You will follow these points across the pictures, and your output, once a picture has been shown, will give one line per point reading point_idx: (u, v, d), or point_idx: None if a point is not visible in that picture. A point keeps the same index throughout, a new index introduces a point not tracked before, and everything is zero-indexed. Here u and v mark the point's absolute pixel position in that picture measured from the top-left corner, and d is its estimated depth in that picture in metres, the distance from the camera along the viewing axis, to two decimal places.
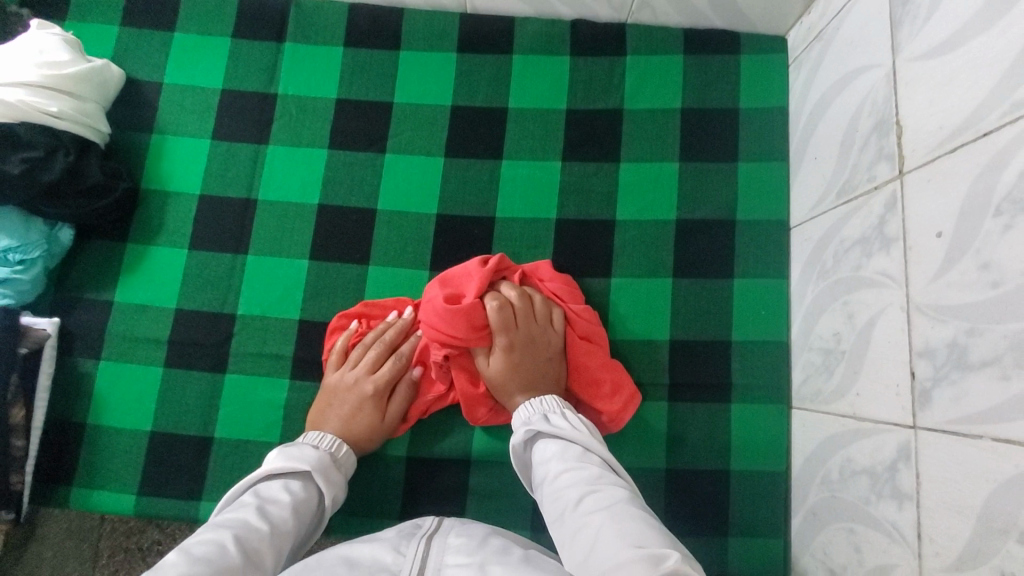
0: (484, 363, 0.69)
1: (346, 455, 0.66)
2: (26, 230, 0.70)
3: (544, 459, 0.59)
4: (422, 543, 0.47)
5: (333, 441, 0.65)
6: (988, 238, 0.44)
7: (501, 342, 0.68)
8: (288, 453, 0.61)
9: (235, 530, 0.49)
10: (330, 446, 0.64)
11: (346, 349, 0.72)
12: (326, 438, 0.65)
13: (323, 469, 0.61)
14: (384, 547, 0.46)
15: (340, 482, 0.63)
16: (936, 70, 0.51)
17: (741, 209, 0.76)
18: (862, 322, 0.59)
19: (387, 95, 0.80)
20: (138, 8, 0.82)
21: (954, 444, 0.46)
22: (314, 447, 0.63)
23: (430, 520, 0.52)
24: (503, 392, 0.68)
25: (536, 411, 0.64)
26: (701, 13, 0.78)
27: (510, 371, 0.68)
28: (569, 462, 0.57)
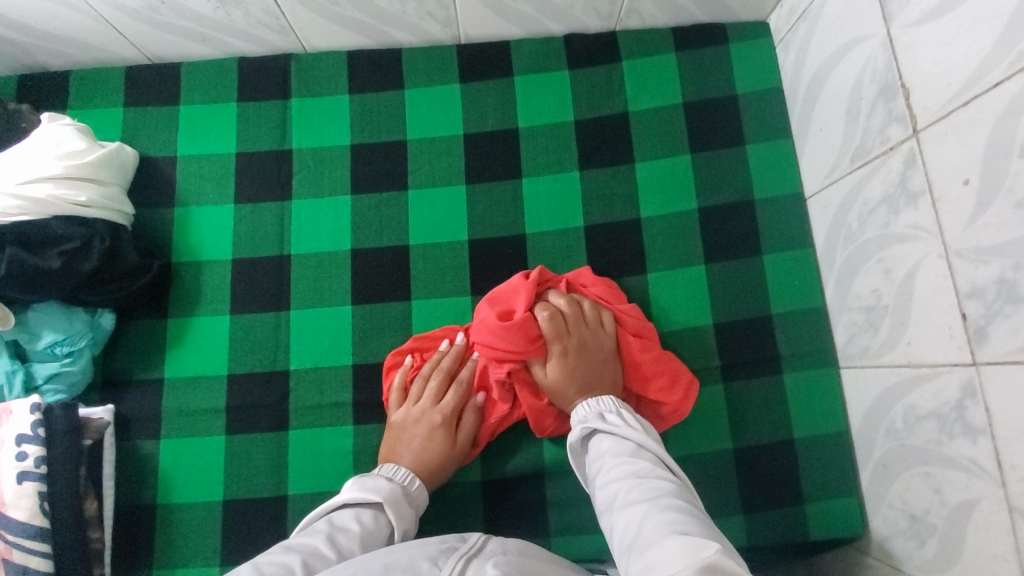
0: (543, 373, 0.70)
1: (420, 488, 0.66)
2: (69, 321, 0.70)
3: (598, 454, 0.61)
4: (460, 560, 0.47)
5: (404, 473, 0.66)
6: (1017, 178, 0.48)
7: (556, 349, 0.69)
8: (363, 484, 0.62)
9: (303, 555, 0.51)
10: (402, 475, 0.65)
11: (407, 382, 0.73)
12: (395, 469, 0.66)
13: (394, 501, 0.61)
14: (422, 557, 0.47)
15: (412, 512, 0.64)
16: (933, 33, 0.55)
17: (757, 187, 0.80)
18: (900, 275, 0.63)
19: (400, 133, 0.82)
20: (140, 88, 0.83)
21: (1021, 373, 0.49)
22: (384, 477, 0.64)
23: (476, 537, 0.51)
24: (566, 399, 0.69)
25: (591, 408, 0.66)
26: (686, 10, 0.82)
27: (569, 377, 0.69)
28: (619, 456, 0.59)
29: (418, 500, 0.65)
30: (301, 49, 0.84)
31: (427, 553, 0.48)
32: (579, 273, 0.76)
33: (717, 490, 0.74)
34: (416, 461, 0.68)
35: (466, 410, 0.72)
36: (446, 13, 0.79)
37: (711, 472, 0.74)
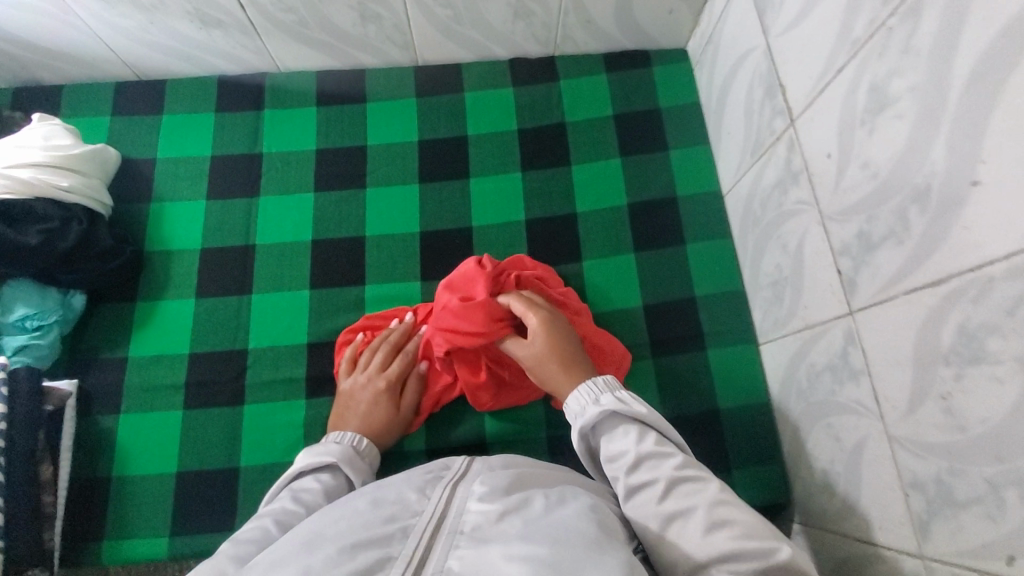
0: (523, 348, 0.70)
1: (368, 446, 0.69)
2: (43, 299, 0.76)
3: (621, 441, 0.59)
4: (447, 488, 0.54)
5: (353, 436, 0.69)
6: (861, 143, 0.57)
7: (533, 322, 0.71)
8: (321, 449, 0.65)
9: (276, 517, 0.56)
10: (352, 439, 0.69)
11: (360, 355, 0.78)
12: (350, 434, 0.70)
13: (348, 460, 0.65)
14: (409, 490, 0.53)
15: (367, 471, 0.67)
16: (796, 37, 0.66)
17: (679, 186, 0.90)
18: (793, 247, 0.70)
19: (361, 139, 0.92)
20: (128, 100, 0.93)
21: (883, 310, 0.55)
22: (337, 441, 0.67)
23: (458, 467, 0.59)
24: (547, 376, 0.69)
25: (600, 393, 0.62)
26: (614, 38, 0.95)
27: (549, 352, 0.69)
28: (647, 445, 0.57)
29: (370, 458, 0.69)
30: (276, 70, 0.95)
31: (415, 485, 0.54)
32: (522, 259, 0.83)
33: None
34: (362, 425, 0.72)
35: (413, 382, 0.77)
36: (403, 36, 0.91)
37: None
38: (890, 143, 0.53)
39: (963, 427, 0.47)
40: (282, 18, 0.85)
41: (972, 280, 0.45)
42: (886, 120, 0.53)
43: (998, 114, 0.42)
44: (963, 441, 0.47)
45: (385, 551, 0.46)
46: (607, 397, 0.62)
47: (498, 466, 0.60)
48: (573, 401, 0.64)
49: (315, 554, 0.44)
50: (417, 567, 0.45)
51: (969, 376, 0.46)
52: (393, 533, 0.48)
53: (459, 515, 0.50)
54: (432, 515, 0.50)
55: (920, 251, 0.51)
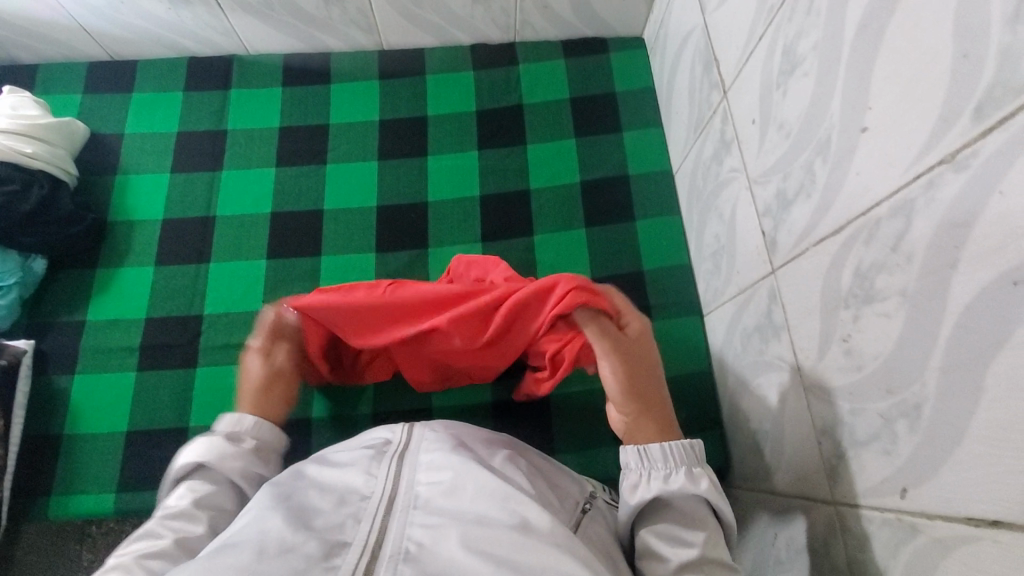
0: (625, 347, 0.61)
1: (250, 434, 0.59)
2: (3, 260, 0.77)
3: (688, 530, 0.51)
4: (393, 464, 0.54)
5: (227, 426, 0.59)
6: (777, 104, 0.59)
7: (637, 327, 0.64)
8: (185, 448, 0.57)
9: (139, 552, 0.50)
10: (227, 430, 0.59)
11: (287, 325, 0.68)
12: (233, 421, 0.59)
13: (213, 459, 0.56)
14: (357, 473, 0.53)
15: (245, 465, 0.57)
16: (727, 12, 0.68)
17: (631, 165, 0.92)
18: (727, 216, 0.72)
19: (323, 118, 0.95)
20: (101, 79, 0.96)
21: (797, 263, 0.57)
22: (206, 436, 0.58)
23: (400, 435, 0.58)
24: (637, 396, 0.58)
25: (698, 466, 0.53)
26: (572, 24, 0.98)
27: (645, 371, 0.60)
28: (713, 552, 0.50)
29: (257, 449, 0.59)
30: (245, 52, 0.99)
31: (362, 466, 0.54)
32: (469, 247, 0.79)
33: (591, 427, 0.78)
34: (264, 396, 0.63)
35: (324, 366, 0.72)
36: (366, 20, 0.94)
37: (584, 409, 0.79)
38: (800, 101, 0.55)
39: (860, 366, 0.48)
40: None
41: (864, 223, 0.47)
42: (796, 81, 0.55)
43: (880, 59, 0.44)
44: (862, 381, 0.48)
45: (338, 536, 0.47)
46: (701, 478, 0.52)
47: (440, 427, 0.61)
48: (658, 455, 0.53)
49: (266, 533, 0.46)
50: (373, 547, 0.46)
51: (865, 316, 0.47)
52: (344, 520, 0.49)
53: (410, 489, 0.51)
54: (382, 495, 0.51)
55: (824, 202, 0.52)
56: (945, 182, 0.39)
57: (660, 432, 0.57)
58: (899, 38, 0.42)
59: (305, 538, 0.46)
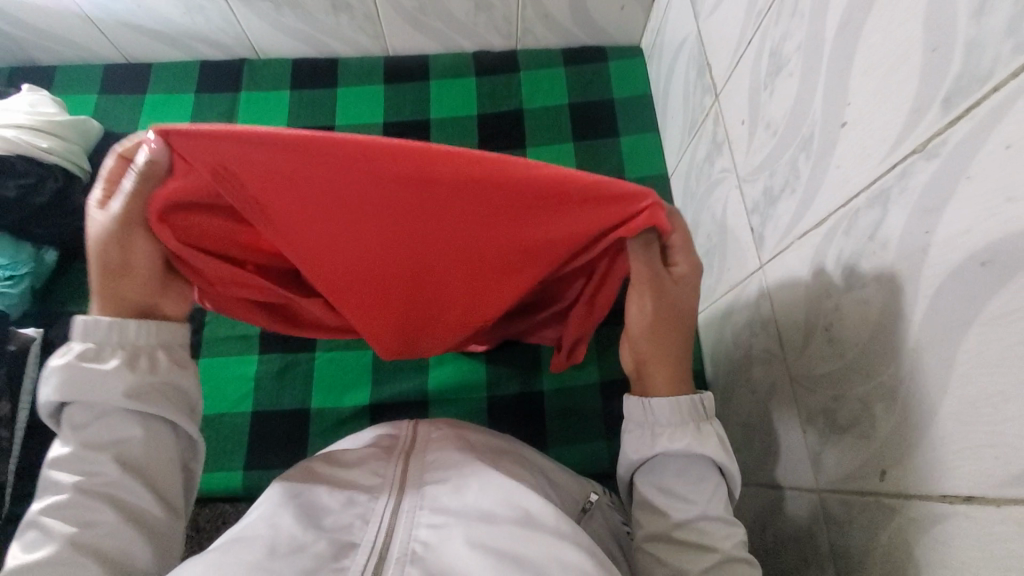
0: (667, 291, 0.52)
1: (116, 345, 0.48)
2: (16, 251, 0.79)
3: (690, 486, 0.52)
4: (401, 464, 0.55)
5: (80, 344, 0.47)
6: (764, 104, 0.61)
7: (693, 267, 0.53)
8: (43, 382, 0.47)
9: (44, 510, 0.44)
10: (81, 350, 0.47)
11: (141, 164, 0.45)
12: (82, 334, 0.47)
13: (77, 390, 0.46)
14: (366, 473, 0.55)
15: (126, 381, 0.47)
16: (718, 18, 0.71)
17: (627, 169, 0.94)
18: (718, 215, 0.74)
19: (329, 120, 0.98)
20: (116, 81, 1.00)
21: (784, 257, 0.58)
22: (53, 363, 0.46)
23: (406, 434, 0.61)
24: (654, 341, 0.54)
25: (705, 422, 0.52)
26: (571, 33, 1.01)
27: (679, 318, 0.54)
28: (716, 509, 0.51)
29: (134, 361, 0.48)
30: (254, 56, 1.02)
31: (370, 466, 0.55)
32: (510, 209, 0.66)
33: (585, 422, 0.79)
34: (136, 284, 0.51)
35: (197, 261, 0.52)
36: (373, 26, 0.97)
37: (579, 404, 0.80)
38: (786, 100, 0.57)
39: (842, 353, 0.49)
40: (260, 5, 0.92)
41: (844, 215, 0.48)
42: (781, 81, 0.57)
43: (857, 57, 0.46)
44: (843, 367, 0.49)
45: (347, 537, 0.47)
46: (707, 433, 0.52)
47: (444, 426, 0.63)
48: (663, 408, 0.52)
49: (277, 529, 0.46)
50: (382, 549, 0.46)
51: (846, 304, 0.49)
52: (353, 520, 0.49)
53: (417, 490, 0.52)
54: (391, 493, 0.52)
55: (808, 195, 0.54)
56: (916, 171, 0.40)
57: (671, 383, 0.54)
58: (874, 36, 0.44)
59: (315, 538, 0.46)
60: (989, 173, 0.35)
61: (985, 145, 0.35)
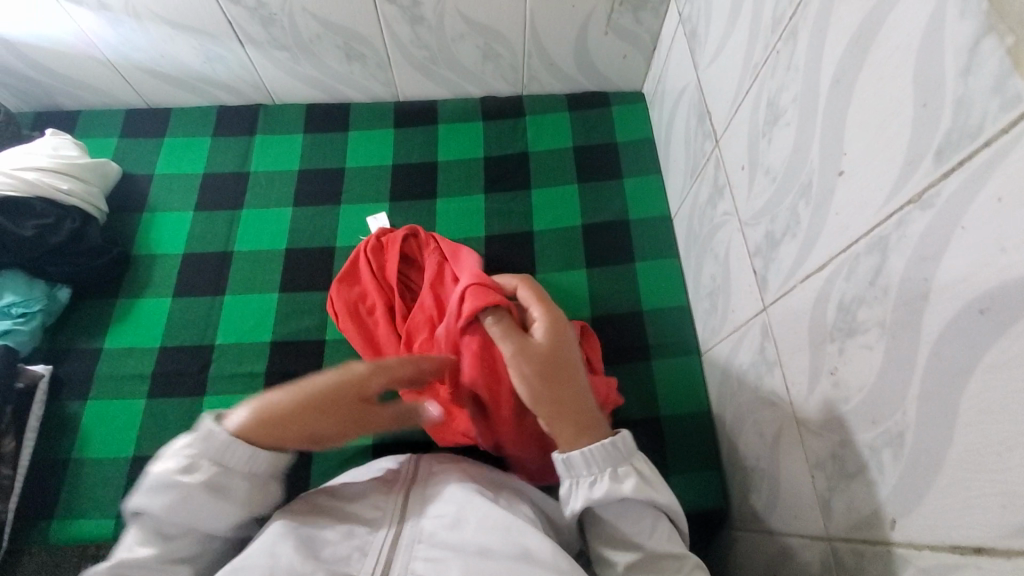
0: (531, 348, 0.60)
1: (239, 478, 0.50)
2: (30, 288, 0.82)
3: (632, 528, 0.55)
4: (404, 498, 0.57)
5: (211, 471, 0.48)
6: (763, 152, 0.62)
7: (546, 326, 0.62)
8: (160, 489, 0.48)
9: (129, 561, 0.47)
10: (210, 475, 0.49)
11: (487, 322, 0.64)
12: (212, 458, 0.49)
13: (209, 499, 0.49)
14: (367, 507, 0.57)
15: (241, 510, 0.51)
16: (718, 69, 0.73)
17: (631, 210, 0.96)
18: (722, 257, 0.75)
19: (340, 162, 1.01)
20: (135, 124, 1.03)
21: (787, 300, 0.59)
22: (180, 478, 0.48)
23: (407, 465, 0.63)
24: (542, 397, 0.58)
25: (622, 465, 0.55)
26: (576, 79, 1.04)
27: (562, 370, 0.59)
28: (662, 546, 0.54)
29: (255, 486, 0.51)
30: (271, 100, 1.06)
31: (372, 501, 0.57)
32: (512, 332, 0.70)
33: None
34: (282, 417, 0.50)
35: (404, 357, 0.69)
36: (384, 73, 1.01)
37: None
38: (784, 149, 0.58)
39: (848, 398, 0.49)
40: (278, 55, 0.96)
41: (844, 259, 0.49)
42: (779, 130, 0.59)
43: (852, 110, 0.48)
44: (849, 412, 0.49)
45: (344, 569, 0.49)
46: (625, 477, 0.55)
47: (447, 460, 0.64)
48: (579, 461, 0.55)
49: (276, 557, 0.47)
50: None
51: (850, 348, 0.49)
52: (350, 553, 0.51)
53: (415, 526, 0.53)
54: (389, 527, 0.54)
55: (809, 240, 0.55)
56: (914, 220, 0.41)
57: (577, 435, 0.57)
58: (868, 90, 0.46)
59: (314, 568, 0.47)
60: (982, 223, 0.36)
61: (979, 196, 0.36)
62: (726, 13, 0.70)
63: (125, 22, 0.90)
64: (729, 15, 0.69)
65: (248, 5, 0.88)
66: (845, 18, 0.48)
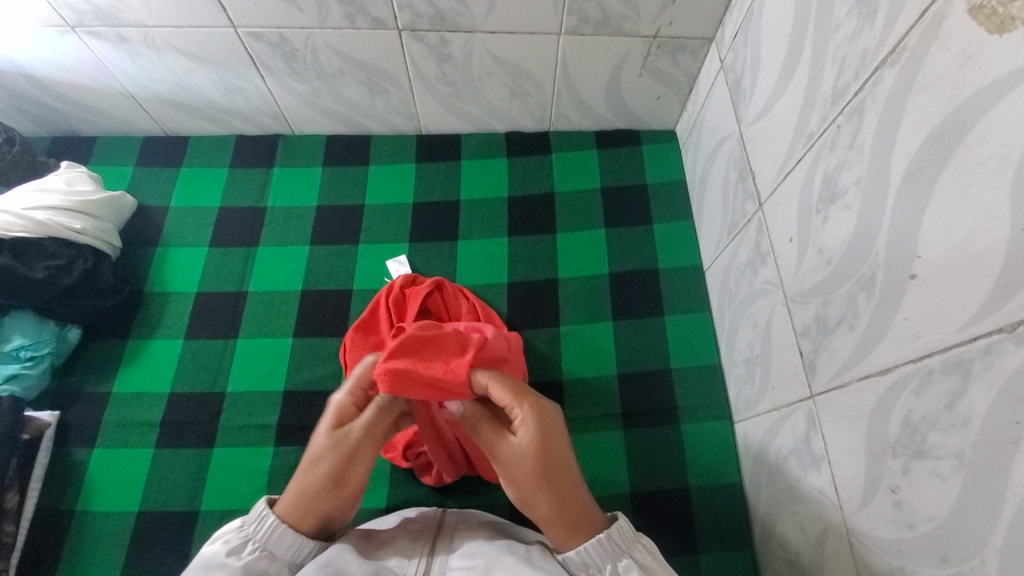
0: (513, 462, 0.53)
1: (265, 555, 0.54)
2: (40, 330, 0.80)
3: None
4: (428, 550, 0.57)
5: (257, 555, 0.53)
6: (816, 230, 0.58)
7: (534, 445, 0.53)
8: (207, 571, 0.51)
9: None
10: (256, 556, 0.53)
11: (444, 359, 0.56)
12: (258, 538, 0.54)
13: None
14: (392, 552, 0.56)
15: None
16: (764, 127, 0.69)
17: (661, 259, 0.92)
18: (762, 327, 0.70)
19: (360, 200, 0.97)
20: (152, 154, 1.02)
21: (840, 397, 0.54)
22: (230, 560, 0.52)
23: (433, 516, 0.63)
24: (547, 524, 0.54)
25: (624, 559, 0.53)
26: (606, 118, 1.00)
27: (550, 487, 0.53)
28: None
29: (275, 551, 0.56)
30: (291, 132, 1.03)
31: (395, 549, 0.57)
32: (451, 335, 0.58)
33: None
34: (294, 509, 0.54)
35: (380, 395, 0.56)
36: (408, 109, 0.98)
37: None
38: (843, 231, 0.54)
39: (912, 524, 0.45)
40: (299, 89, 0.93)
41: (914, 371, 0.45)
42: (837, 211, 0.54)
43: (930, 211, 0.43)
44: (914, 540, 0.45)
45: None
46: (628, 569, 0.52)
47: (473, 517, 0.63)
48: (578, 563, 0.53)
49: None
50: None
51: (915, 471, 0.45)
52: None
53: None
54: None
55: (869, 338, 0.50)
56: (1005, 352, 0.37)
57: (570, 536, 0.53)
58: (950, 194, 0.41)
59: None
60: None
61: None
62: (778, 72, 0.65)
63: (144, 54, 0.86)
64: (780, 75, 0.65)
65: (270, 40, 0.84)
66: (926, 108, 0.43)
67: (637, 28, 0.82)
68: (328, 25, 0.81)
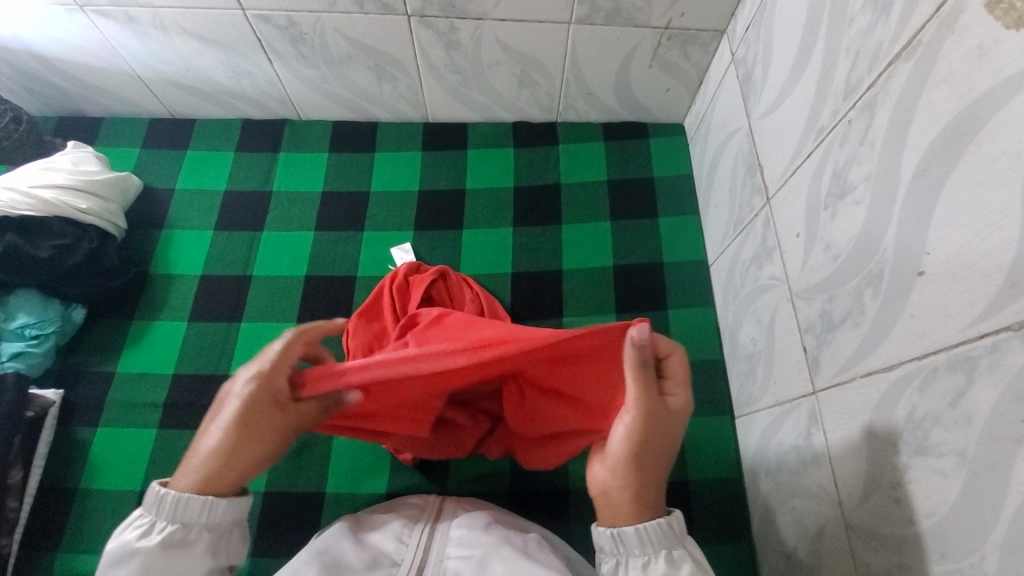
0: (664, 411, 0.51)
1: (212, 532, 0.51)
2: (45, 309, 0.80)
3: None
4: (426, 534, 0.57)
5: (169, 529, 0.49)
6: (824, 226, 0.58)
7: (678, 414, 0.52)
8: (119, 562, 0.48)
9: None
10: (167, 530, 0.49)
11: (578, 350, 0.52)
12: (161, 512, 0.50)
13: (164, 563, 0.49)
14: (390, 537, 0.56)
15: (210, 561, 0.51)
16: (774, 121, 0.68)
17: (666, 252, 0.91)
18: (766, 322, 0.70)
19: (365, 186, 0.97)
20: (159, 136, 1.02)
21: (843, 393, 0.54)
22: (138, 544, 0.49)
23: (432, 505, 0.62)
24: (635, 487, 0.50)
25: (677, 550, 0.49)
26: (614, 110, 0.99)
27: (661, 451, 0.51)
28: None
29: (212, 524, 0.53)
30: (297, 117, 1.03)
31: (394, 532, 0.57)
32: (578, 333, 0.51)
33: None
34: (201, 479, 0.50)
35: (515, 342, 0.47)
36: (415, 96, 0.97)
37: None
38: (851, 227, 0.53)
39: (911, 521, 0.45)
40: (306, 74, 0.92)
41: (918, 368, 0.44)
42: (846, 207, 0.54)
43: (941, 208, 0.43)
44: (912, 536, 0.45)
45: None
46: (681, 559, 0.48)
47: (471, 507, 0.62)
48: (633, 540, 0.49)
49: None
50: None
51: (916, 467, 0.45)
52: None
53: (438, 562, 0.54)
54: (412, 564, 0.54)
55: (874, 335, 0.50)
56: (1011, 350, 0.37)
57: (641, 506, 0.50)
58: (963, 189, 0.41)
59: None
60: None
61: None
62: (789, 65, 0.65)
63: (152, 35, 0.86)
64: (792, 68, 0.64)
65: (279, 24, 0.83)
66: (940, 104, 0.43)
67: (648, 19, 0.81)
68: (336, 9, 0.80)
